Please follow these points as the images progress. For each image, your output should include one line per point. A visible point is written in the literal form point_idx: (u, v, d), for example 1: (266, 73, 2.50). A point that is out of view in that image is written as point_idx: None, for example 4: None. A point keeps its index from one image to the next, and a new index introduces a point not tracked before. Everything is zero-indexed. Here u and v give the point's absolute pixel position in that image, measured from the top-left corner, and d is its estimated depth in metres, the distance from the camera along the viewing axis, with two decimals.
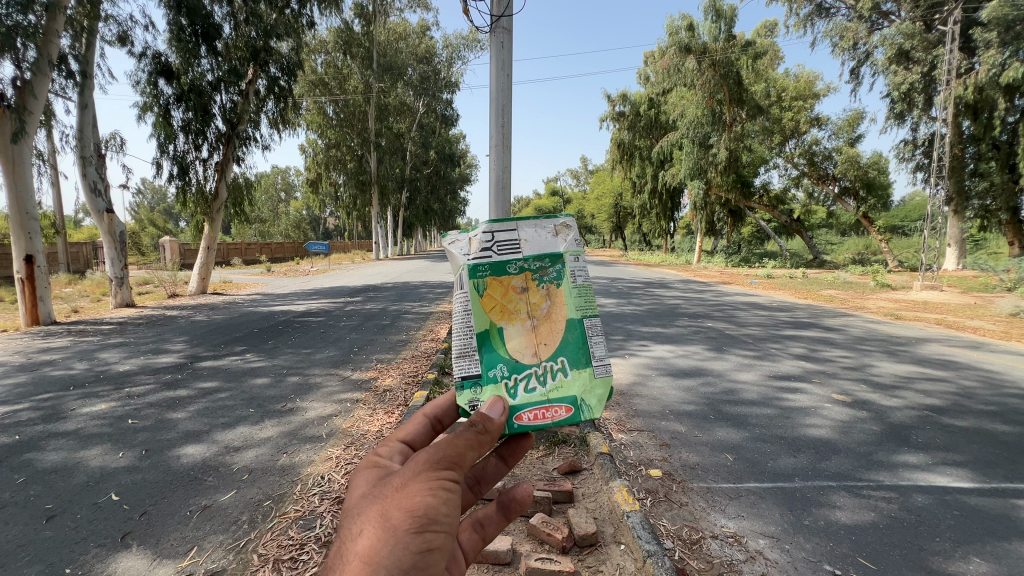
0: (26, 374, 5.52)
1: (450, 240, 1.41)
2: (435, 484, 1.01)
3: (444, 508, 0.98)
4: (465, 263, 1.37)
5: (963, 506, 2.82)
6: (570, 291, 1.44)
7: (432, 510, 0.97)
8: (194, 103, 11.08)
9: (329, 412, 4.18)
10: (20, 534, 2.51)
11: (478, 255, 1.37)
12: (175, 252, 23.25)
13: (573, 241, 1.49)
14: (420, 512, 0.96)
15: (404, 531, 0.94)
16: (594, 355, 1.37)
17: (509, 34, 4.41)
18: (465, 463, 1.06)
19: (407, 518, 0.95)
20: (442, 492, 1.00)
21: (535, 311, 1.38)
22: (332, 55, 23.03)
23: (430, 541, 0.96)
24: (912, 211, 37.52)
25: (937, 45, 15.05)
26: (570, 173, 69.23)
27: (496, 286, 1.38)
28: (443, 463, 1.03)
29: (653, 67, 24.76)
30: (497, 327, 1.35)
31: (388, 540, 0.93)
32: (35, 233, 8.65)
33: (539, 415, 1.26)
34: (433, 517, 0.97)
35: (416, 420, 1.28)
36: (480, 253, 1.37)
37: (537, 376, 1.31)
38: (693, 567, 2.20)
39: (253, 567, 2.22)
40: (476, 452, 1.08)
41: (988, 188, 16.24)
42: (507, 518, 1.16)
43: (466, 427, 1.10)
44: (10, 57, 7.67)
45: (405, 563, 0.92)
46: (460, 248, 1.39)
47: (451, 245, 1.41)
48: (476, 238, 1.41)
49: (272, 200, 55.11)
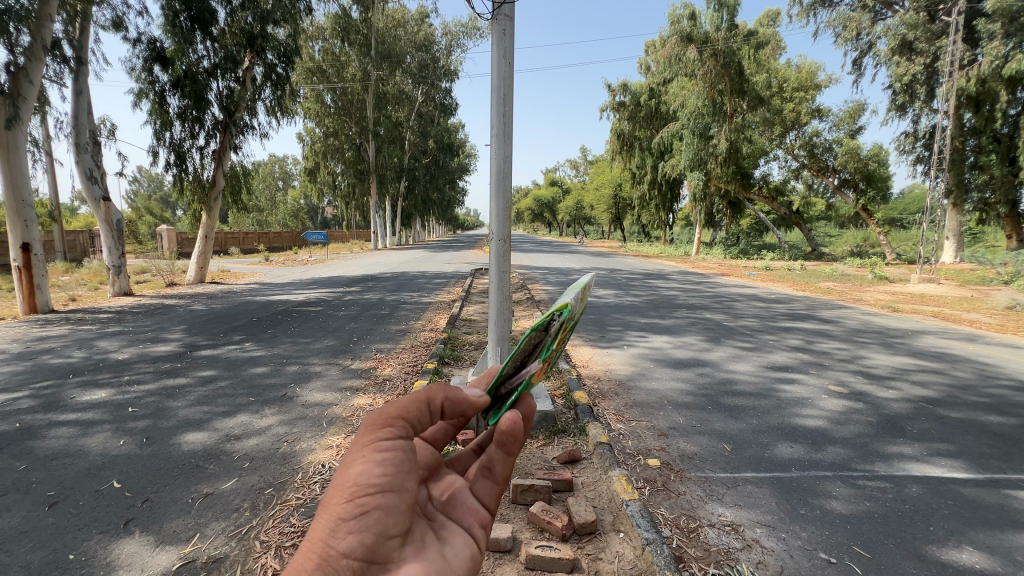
0: (25, 362, 5.53)
1: None
2: (370, 450, 0.94)
3: (378, 472, 0.92)
4: None
5: (958, 496, 2.86)
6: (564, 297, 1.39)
7: (364, 474, 0.91)
8: (189, 89, 10.95)
9: (329, 401, 4.19)
10: (23, 520, 2.52)
11: None
12: (172, 240, 23.21)
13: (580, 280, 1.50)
14: (347, 482, 0.89)
15: (335, 504, 0.89)
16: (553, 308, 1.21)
17: (511, 21, 4.32)
18: (406, 417, 0.99)
19: (338, 490, 0.90)
20: (377, 454, 0.94)
21: None
22: (329, 42, 22.71)
23: (367, 505, 0.90)
24: (911, 204, 37.57)
25: (941, 36, 14.92)
26: (569, 164, 68.79)
27: None
28: (379, 421, 0.98)
29: (653, 56, 24.53)
30: None
31: (326, 518, 0.88)
32: (30, 221, 8.59)
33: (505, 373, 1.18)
34: (363, 481, 0.90)
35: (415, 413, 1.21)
36: None
37: None
38: (691, 555, 2.23)
39: (256, 553, 2.24)
40: (417, 407, 1.02)
41: (987, 181, 16.13)
42: (512, 454, 1.09)
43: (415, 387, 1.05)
44: (4, 40, 7.59)
45: (341, 532, 0.87)
46: None
47: None
48: None
49: (269, 189, 54.79)
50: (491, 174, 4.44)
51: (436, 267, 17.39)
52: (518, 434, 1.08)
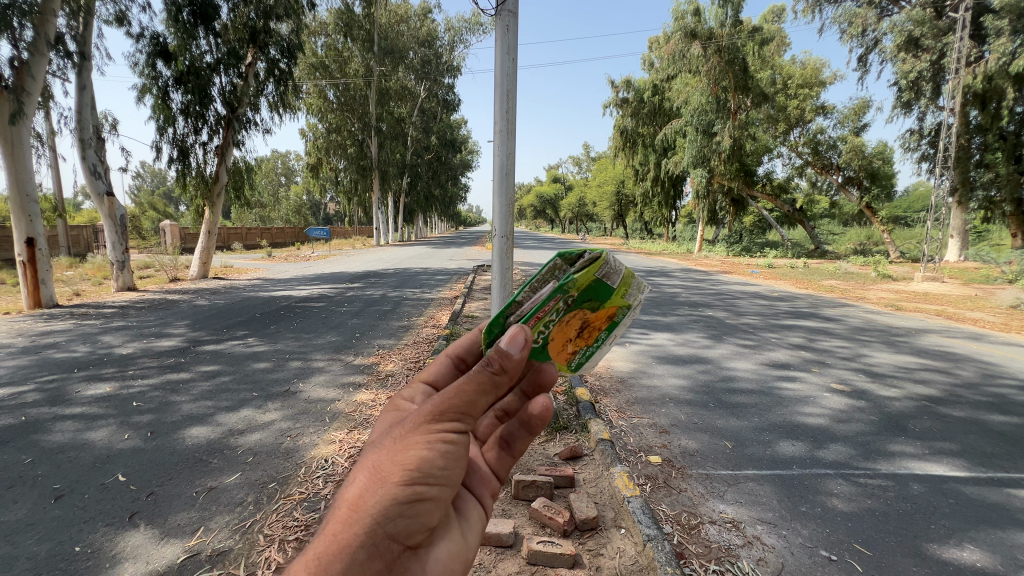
0: (30, 356, 5.57)
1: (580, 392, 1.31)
2: (434, 436, 0.96)
3: (439, 462, 0.96)
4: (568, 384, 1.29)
5: (959, 495, 2.86)
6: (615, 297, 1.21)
7: (427, 464, 0.94)
8: (192, 85, 10.97)
9: (331, 397, 4.21)
10: (30, 512, 2.56)
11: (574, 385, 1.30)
12: (175, 236, 23.28)
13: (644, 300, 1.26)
14: (411, 467, 0.93)
15: (394, 484, 0.91)
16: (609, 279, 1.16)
17: (514, 17, 4.30)
18: (474, 413, 1.00)
19: (400, 473, 0.92)
20: (440, 446, 0.97)
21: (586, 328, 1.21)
22: (332, 37, 22.65)
23: (421, 492, 0.94)
24: (915, 202, 37.34)
25: (947, 33, 14.80)
26: (572, 161, 68.56)
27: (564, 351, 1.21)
28: (446, 411, 0.98)
29: (657, 52, 24.39)
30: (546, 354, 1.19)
31: (379, 495, 0.90)
32: (35, 215, 8.63)
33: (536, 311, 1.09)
34: (426, 471, 0.94)
35: (439, 359, 1.23)
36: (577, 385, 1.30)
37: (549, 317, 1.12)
38: (691, 551, 2.24)
39: (260, 547, 2.26)
40: (487, 398, 1.01)
41: (993, 180, 16.00)
42: (533, 433, 1.18)
43: (482, 366, 1.01)
44: (7, 36, 7.58)
45: (393, 512, 0.90)
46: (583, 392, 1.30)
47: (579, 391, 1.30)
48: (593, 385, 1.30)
49: (272, 185, 54.86)
50: (494, 172, 4.45)
51: (438, 264, 17.40)
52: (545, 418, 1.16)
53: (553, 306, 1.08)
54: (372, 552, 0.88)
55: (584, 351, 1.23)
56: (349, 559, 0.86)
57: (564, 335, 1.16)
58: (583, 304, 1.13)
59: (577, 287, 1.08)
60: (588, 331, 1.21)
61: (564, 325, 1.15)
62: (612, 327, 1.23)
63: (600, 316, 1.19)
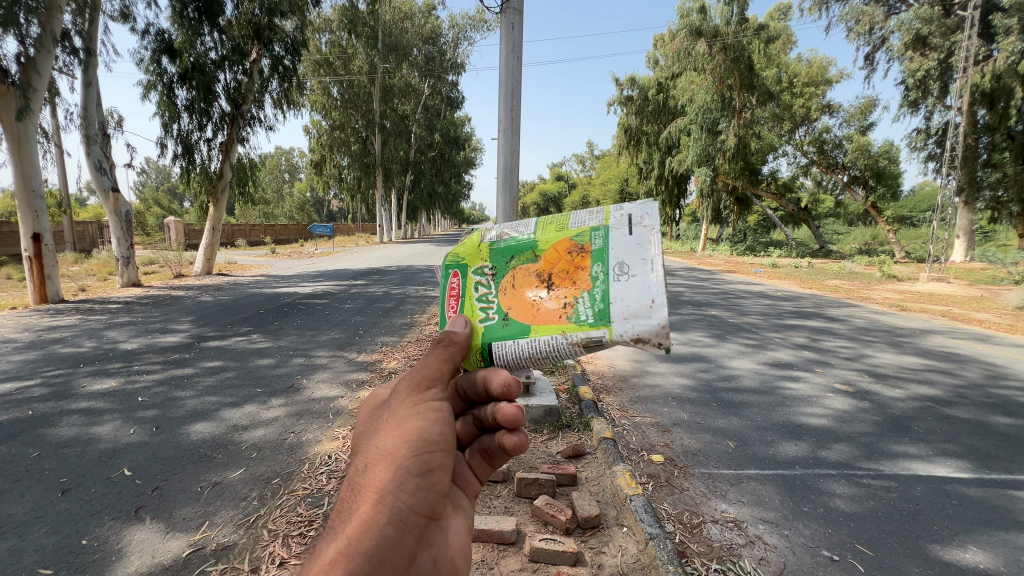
0: (36, 351, 5.61)
1: (652, 334, 0.95)
2: (424, 407, 0.97)
3: (437, 427, 0.94)
4: (605, 334, 0.99)
5: (962, 496, 2.84)
6: (567, 232, 1.11)
7: (426, 432, 0.93)
8: (197, 81, 10.99)
9: (335, 394, 4.23)
10: (37, 505, 2.58)
11: (634, 330, 0.97)
12: (179, 232, 23.38)
13: (641, 206, 1.05)
14: (415, 437, 0.91)
15: (403, 456, 0.89)
16: (519, 234, 1.17)
17: (519, 15, 4.30)
18: (447, 377, 1.03)
19: (405, 445, 0.90)
20: (433, 413, 0.97)
21: (552, 275, 1.08)
22: (336, 34, 22.69)
23: (430, 461, 0.91)
24: (920, 202, 37.13)
25: (955, 31, 14.70)
26: (575, 159, 68.33)
27: (558, 302, 1.06)
28: (426, 379, 1.00)
29: (662, 49, 24.28)
30: (512, 323, 1.08)
31: (390, 468, 0.87)
32: (41, 211, 8.67)
33: (452, 295, 1.17)
34: (427, 439, 0.92)
35: None
36: (637, 331, 0.96)
37: (480, 292, 1.14)
38: (693, 550, 2.25)
39: (264, 541, 2.28)
40: (447, 365, 1.03)
41: (1000, 180, 15.78)
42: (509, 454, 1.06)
43: (434, 344, 1.05)
44: (14, 33, 7.61)
45: (409, 484, 0.87)
46: (647, 330, 0.95)
47: (646, 333, 0.96)
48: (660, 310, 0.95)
49: (276, 181, 54.91)
50: (499, 169, 4.45)
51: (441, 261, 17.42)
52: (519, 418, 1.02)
53: (470, 283, 1.15)
54: (397, 527, 0.83)
55: (582, 297, 1.03)
56: (379, 538, 0.80)
57: (524, 297, 1.10)
58: (518, 260, 1.13)
59: (483, 258, 1.17)
60: (561, 280, 1.07)
61: (511, 292, 1.12)
62: (601, 257, 1.05)
63: (557, 257, 1.09)
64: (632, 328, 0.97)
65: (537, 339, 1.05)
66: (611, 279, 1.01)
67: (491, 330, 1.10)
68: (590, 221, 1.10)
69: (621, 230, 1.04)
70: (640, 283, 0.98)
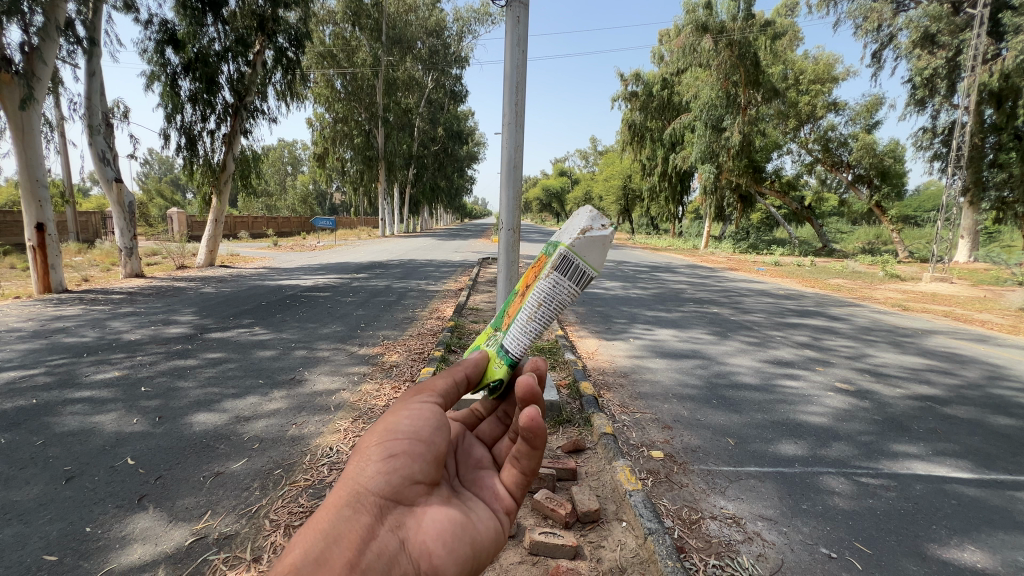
0: (40, 340, 5.65)
1: (588, 231, 1.01)
2: (403, 407, 1.06)
3: (408, 421, 1.03)
4: (565, 250, 1.01)
5: (961, 496, 2.85)
6: None
7: (396, 422, 1.02)
8: (200, 72, 10.95)
9: (337, 386, 4.26)
10: (42, 493, 2.60)
11: (579, 235, 1.01)
12: (182, 224, 23.44)
13: None
14: (381, 429, 1.01)
15: (369, 446, 0.99)
16: None
17: (525, 8, 4.25)
18: (436, 384, 1.10)
19: (373, 434, 1.01)
20: (411, 410, 1.05)
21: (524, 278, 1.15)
22: (340, 26, 22.96)
23: (396, 449, 1.00)
24: (927, 201, 36.95)
25: (964, 29, 14.55)
26: (579, 153, 67.99)
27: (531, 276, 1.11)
28: (421, 387, 1.11)
29: (667, 45, 24.12)
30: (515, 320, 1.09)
31: (358, 455, 0.98)
32: (45, 201, 8.69)
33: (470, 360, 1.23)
34: (395, 429, 1.01)
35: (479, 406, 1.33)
36: (581, 233, 1.01)
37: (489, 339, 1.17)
38: (692, 546, 2.26)
39: (265, 531, 2.29)
40: (446, 376, 1.11)
41: (1006, 180, 15.61)
42: (534, 448, 1.03)
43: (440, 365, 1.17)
44: (17, 21, 7.59)
45: (370, 468, 0.96)
46: (582, 228, 1.01)
47: (585, 235, 1.01)
48: (585, 219, 1.04)
49: (279, 173, 54.75)
50: (502, 164, 4.43)
51: (443, 255, 17.48)
52: (539, 430, 1.00)
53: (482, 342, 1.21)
54: (354, 504, 0.92)
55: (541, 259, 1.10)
56: (337, 513, 0.90)
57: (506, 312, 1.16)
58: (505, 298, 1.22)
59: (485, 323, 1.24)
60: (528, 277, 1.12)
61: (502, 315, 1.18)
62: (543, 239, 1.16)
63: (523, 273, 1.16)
64: (573, 230, 1.02)
65: (530, 308, 1.04)
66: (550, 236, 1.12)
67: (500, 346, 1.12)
68: None
69: None
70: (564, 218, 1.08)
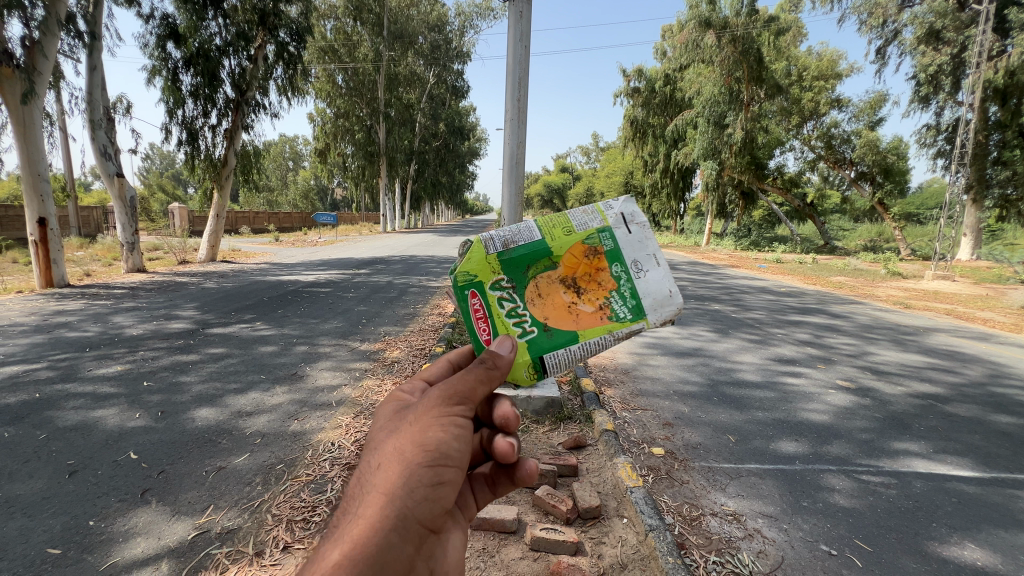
0: (42, 334, 5.66)
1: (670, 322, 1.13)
2: (447, 419, 0.95)
3: (457, 444, 0.94)
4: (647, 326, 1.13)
5: (961, 493, 2.86)
6: (573, 232, 1.16)
7: (444, 445, 0.92)
8: (201, 67, 10.92)
9: (338, 381, 4.27)
10: (45, 486, 2.62)
11: (661, 322, 1.13)
12: (184, 218, 23.42)
13: (628, 203, 1.18)
14: (432, 448, 0.90)
15: (417, 465, 0.89)
16: (525, 243, 1.16)
17: (528, 4, 4.23)
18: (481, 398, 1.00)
19: (419, 453, 0.89)
20: (456, 428, 0.95)
21: (579, 289, 1.14)
22: (341, 21, 22.90)
23: (441, 474, 0.91)
24: (929, 199, 36.89)
25: (969, 25, 14.41)
26: (581, 149, 67.81)
27: (593, 304, 1.14)
28: (462, 395, 0.98)
29: (670, 41, 24.00)
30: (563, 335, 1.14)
31: (401, 474, 0.87)
32: (46, 195, 8.67)
33: (476, 316, 1.13)
34: (445, 453, 0.92)
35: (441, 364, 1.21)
36: (665, 322, 1.12)
37: (514, 315, 1.14)
38: (692, 542, 2.27)
39: (268, 526, 2.30)
40: (486, 389, 1.00)
41: (1010, 178, 15.49)
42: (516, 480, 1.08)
43: (474, 363, 1.02)
44: (18, 15, 7.58)
45: (417, 492, 0.87)
46: (669, 316, 1.12)
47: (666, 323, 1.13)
48: (673, 298, 1.12)
49: (281, 168, 54.74)
50: (504, 160, 4.41)
51: (444, 251, 17.48)
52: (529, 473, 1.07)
53: (493, 301, 1.14)
54: (400, 533, 0.83)
55: (613, 295, 1.13)
56: (379, 542, 0.80)
57: (544, 311, 1.14)
58: (536, 268, 1.14)
59: (498, 271, 1.14)
60: (589, 282, 1.14)
61: (538, 298, 1.14)
62: (616, 257, 1.15)
63: (575, 258, 1.14)
64: (666, 317, 1.11)
65: (586, 344, 1.15)
66: (630, 272, 1.13)
67: (533, 342, 1.13)
68: (590, 220, 1.17)
69: (621, 227, 1.16)
70: (657, 276, 1.13)
